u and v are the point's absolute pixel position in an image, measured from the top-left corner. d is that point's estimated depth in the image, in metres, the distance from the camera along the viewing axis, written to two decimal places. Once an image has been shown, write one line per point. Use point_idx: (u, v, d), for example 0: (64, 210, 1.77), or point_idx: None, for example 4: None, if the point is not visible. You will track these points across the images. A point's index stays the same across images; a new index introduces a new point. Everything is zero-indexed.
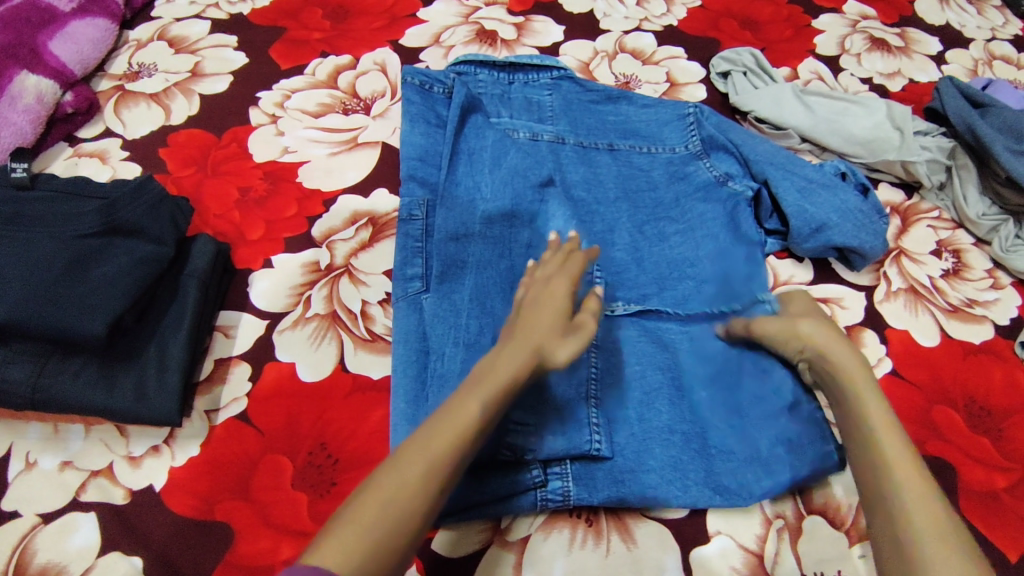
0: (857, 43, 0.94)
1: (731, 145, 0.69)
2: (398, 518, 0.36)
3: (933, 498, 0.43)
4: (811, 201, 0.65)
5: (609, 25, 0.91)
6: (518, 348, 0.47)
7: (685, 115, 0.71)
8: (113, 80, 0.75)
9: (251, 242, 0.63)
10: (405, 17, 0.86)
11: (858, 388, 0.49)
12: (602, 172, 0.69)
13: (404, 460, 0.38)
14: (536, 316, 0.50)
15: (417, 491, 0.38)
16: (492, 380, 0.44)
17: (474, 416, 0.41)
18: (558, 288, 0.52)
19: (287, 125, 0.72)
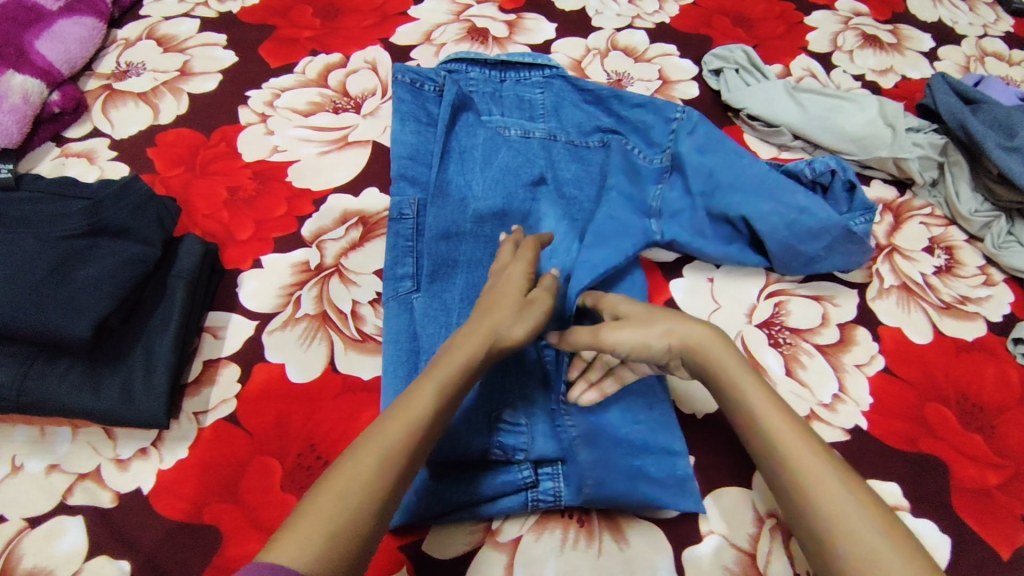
0: (850, 40, 0.94)
1: (706, 168, 0.67)
2: (357, 503, 0.39)
3: (838, 474, 0.42)
4: (791, 230, 0.64)
5: (601, 22, 0.90)
6: (470, 335, 0.49)
7: (671, 121, 0.70)
8: (101, 79, 0.74)
9: (240, 242, 0.62)
10: (396, 15, 0.86)
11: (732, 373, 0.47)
12: (586, 176, 0.69)
13: (359, 453, 0.40)
14: (491, 302, 0.52)
15: (373, 478, 0.40)
16: (449, 364, 0.47)
17: (428, 399, 0.44)
18: (514, 273, 0.54)
19: (277, 124, 0.72)
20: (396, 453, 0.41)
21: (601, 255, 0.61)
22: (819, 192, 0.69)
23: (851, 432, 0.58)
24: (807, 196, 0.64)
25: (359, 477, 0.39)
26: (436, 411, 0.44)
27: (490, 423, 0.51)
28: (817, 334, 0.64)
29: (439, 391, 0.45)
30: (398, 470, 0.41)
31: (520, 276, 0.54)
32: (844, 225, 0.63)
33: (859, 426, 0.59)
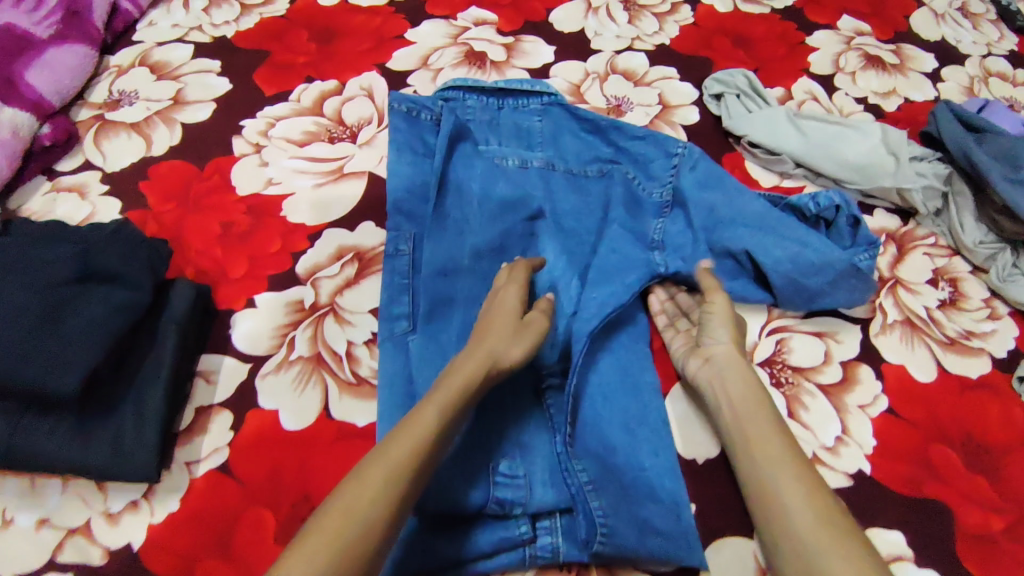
0: (852, 61, 0.93)
1: (708, 203, 0.66)
2: (360, 524, 0.38)
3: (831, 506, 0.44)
4: (795, 266, 0.63)
5: (600, 44, 0.89)
6: (468, 360, 0.49)
7: (673, 155, 0.69)
8: (93, 109, 0.73)
9: (234, 281, 0.61)
10: (393, 38, 0.85)
11: (749, 397, 0.52)
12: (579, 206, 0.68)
13: (362, 475, 0.40)
14: (488, 328, 0.53)
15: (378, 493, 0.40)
16: (448, 387, 0.47)
17: (429, 422, 0.44)
18: (508, 295, 0.56)
19: (271, 155, 0.71)
20: (399, 474, 0.41)
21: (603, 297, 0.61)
22: (822, 228, 0.68)
23: (854, 477, 0.57)
24: (807, 233, 0.64)
25: (362, 497, 0.39)
26: (437, 433, 0.44)
27: (487, 477, 0.51)
28: (820, 373, 0.63)
29: (442, 412, 0.45)
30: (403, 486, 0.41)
31: (513, 301, 0.55)
32: (848, 261, 0.62)
33: (862, 470, 0.58)
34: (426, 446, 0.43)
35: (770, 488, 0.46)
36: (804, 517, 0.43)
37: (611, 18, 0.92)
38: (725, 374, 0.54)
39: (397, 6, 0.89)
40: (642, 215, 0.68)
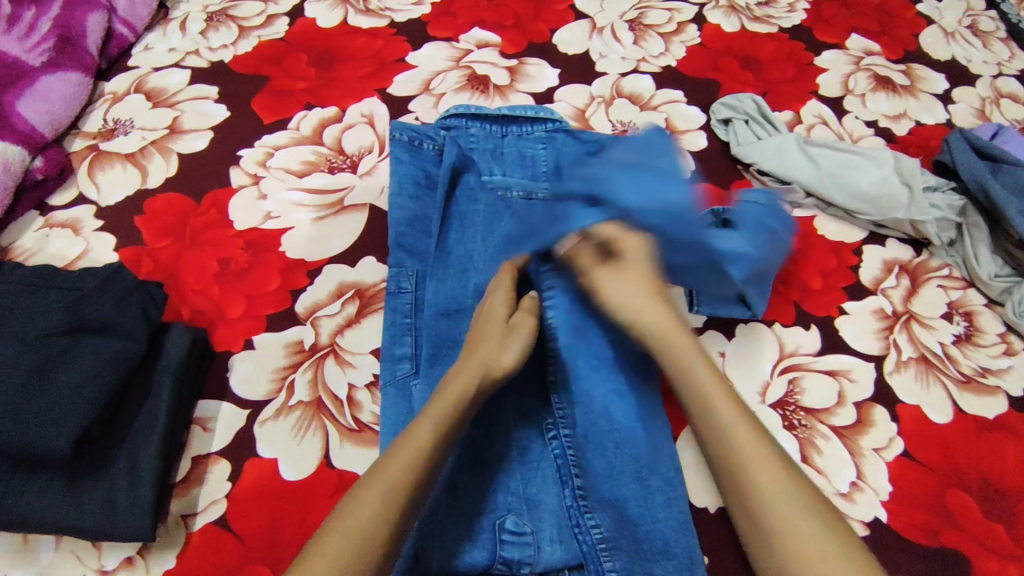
0: (861, 83, 0.91)
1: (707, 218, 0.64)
2: (363, 540, 0.38)
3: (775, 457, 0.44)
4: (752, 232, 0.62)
5: (605, 67, 0.87)
6: (460, 373, 0.49)
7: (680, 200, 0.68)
8: (88, 139, 0.71)
9: (231, 321, 0.60)
10: (394, 62, 0.83)
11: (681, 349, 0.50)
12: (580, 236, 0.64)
13: (362, 493, 0.40)
14: (477, 340, 0.52)
15: (381, 506, 0.39)
16: (442, 402, 0.46)
17: (425, 437, 0.43)
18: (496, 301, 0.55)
19: (270, 187, 0.69)
20: (398, 489, 0.40)
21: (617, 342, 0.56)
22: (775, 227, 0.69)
23: (870, 525, 0.56)
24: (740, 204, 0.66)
25: (362, 515, 0.39)
26: (435, 447, 0.43)
27: (492, 535, 0.49)
28: (833, 415, 0.61)
29: (437, 426, 0.44)
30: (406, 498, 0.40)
31: (506, 305, 0.55)
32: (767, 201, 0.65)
33: (878, 519, 0.56)
34: (426, 460, 0.42)
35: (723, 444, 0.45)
36: (762, 478, 0.43)
37: (617, 39, 0.91)
38: (648, 325, 0.52)
39: (397, 28, 0.87)
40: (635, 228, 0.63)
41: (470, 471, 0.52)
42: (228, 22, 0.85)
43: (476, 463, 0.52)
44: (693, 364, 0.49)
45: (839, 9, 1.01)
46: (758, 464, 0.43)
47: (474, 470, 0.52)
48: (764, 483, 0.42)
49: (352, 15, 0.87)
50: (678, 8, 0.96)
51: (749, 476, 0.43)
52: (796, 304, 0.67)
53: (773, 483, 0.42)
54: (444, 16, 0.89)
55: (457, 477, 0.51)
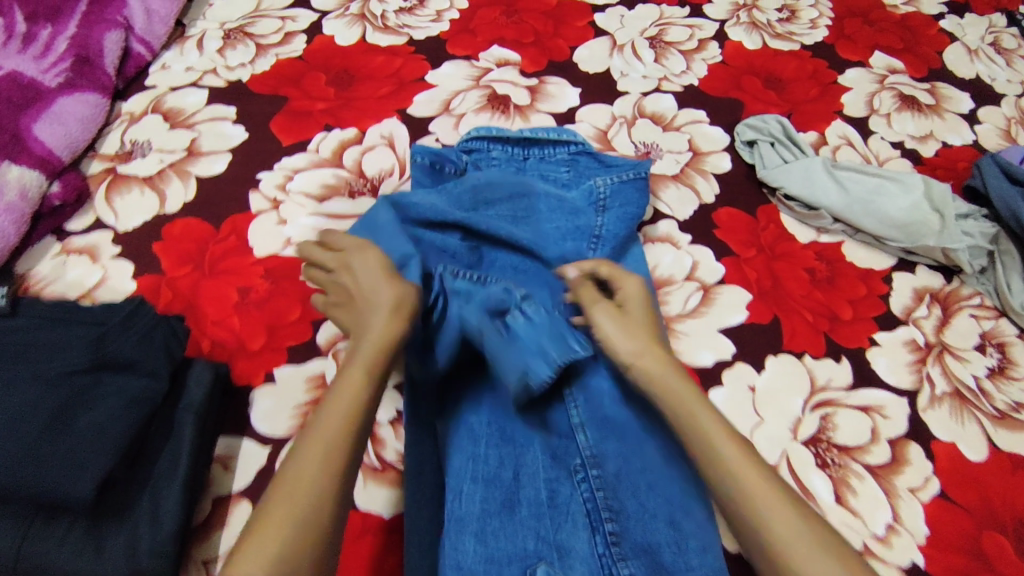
0: (886, 102, 0.90)
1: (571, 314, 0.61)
2: (309, 509, 0.39)
3: (750, 455, 0.45)
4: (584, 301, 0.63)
5: (627, 86, 0.86)
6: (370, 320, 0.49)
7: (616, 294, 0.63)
8: (105, 161, 0.70)
9: (251, 353, 0.58)
10: (413, 81, 0.82)
11: (658, 372, 0.49)
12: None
13: (300, 468, 0.40)
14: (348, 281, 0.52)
15: (331, 451, 0.41)
16: (368, 351, 0.47)
17: (356, 394, 0.44)
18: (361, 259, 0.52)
19: (289, 212, 0.68)
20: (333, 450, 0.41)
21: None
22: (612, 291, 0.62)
23: (908, 570, 0.54)
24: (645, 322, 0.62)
25: (300, 494, 0.39)
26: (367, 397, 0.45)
27: None
28: (867, 453, 0.59)
29: (366, 377, 0.45)
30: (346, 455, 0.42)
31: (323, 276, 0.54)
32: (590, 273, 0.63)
33: (916, 563, 0.55)
34: (363, 402, 0.44)
35: (716, 458, 0.45)
36: (748, 480, 0.43)
37: (637, 57, 0.90)
38: (636, 331, 0.51)
39: (416, 46, 0.86)
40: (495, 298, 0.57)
41: (497, 514, 0.50)
42: (246, 40, 0.84)
43: (504, 505, 0.50)
44: (692, 404, 0.47)
45: (860, 26, 1.00)
46: (754, 488, 0.43)
47: (501, 513, 0.50)
48: (782, 533, 0.41)
49: (370, 32, 0.87)
50: (699, 25, 0.96)
51: (757, 515, 0.42)
52: (825, 335, 0.66)
53: (753, 473, 0.44)
54: (463, 33, 0.88)
55: (486, 522, 0.49)
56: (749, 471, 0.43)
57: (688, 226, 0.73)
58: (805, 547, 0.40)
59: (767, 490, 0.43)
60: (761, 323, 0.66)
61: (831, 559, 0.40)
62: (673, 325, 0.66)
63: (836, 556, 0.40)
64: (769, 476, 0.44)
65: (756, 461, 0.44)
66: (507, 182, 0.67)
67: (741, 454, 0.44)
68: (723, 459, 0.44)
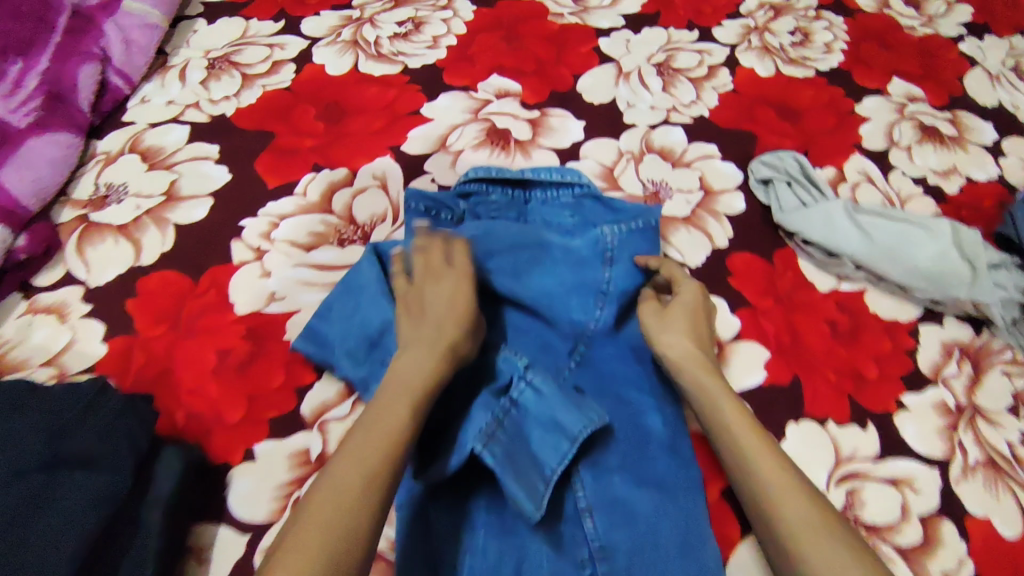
0: (906, 134, 0.85)
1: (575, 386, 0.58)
2: (347, 520, 0.37)
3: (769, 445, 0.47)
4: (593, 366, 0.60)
5: (634, 117, 0.82)
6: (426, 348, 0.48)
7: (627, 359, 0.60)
8: (77, 207, 0.66)
9: (230, 426, 0.54)
10: (408, 114, 0.78)
11: (690, 359, 0.54)
12: (600, 327, 0.60)
13: (345, 470, 0.39)
14: (425, 302, 0.51)
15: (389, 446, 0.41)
16: (411, 382, 0.45)
17: (402, 417, 0.43)
18: (445, 291, 0.52)
19: (274, 263, 0.63)
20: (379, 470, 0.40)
21: (623, 410, 0.56)
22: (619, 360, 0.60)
23: None
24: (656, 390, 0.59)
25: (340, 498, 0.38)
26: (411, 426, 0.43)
27: None
28: (897, 532, 0.56)
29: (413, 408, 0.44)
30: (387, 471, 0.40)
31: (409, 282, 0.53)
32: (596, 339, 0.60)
33: None
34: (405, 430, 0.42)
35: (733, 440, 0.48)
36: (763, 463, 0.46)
37: (645, 85, 0.85)
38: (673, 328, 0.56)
39: (411, 75, 0.82)
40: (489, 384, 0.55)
41: None
42: (231, 70, 0.79)
43: None
44: (715, 394, 0.51)
45: (877, 49, 0.95)
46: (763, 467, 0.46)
47: None
48: (793, 515, 0.43)
49: (362, 61, 0.82)
50: (709, 50, 0.91)
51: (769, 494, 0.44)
52: (847, 397, 0.62)
53: (769, 456, 0.46)
54: (461, 61, 0.84)
55: None
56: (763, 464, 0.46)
57: (701, 274, 0.69)
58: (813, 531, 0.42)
59: (782, 474, 0.45)
60: (780, 385, 0.62)
61: (842, 545, 0.40)
62: None
63: (842, 542, 0.41)
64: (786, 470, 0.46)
65: (770, 445, 0.47)
66: (506, 231, 0.62)
67: (758, 439, 0.47)
68: (738, 441, 0.48)
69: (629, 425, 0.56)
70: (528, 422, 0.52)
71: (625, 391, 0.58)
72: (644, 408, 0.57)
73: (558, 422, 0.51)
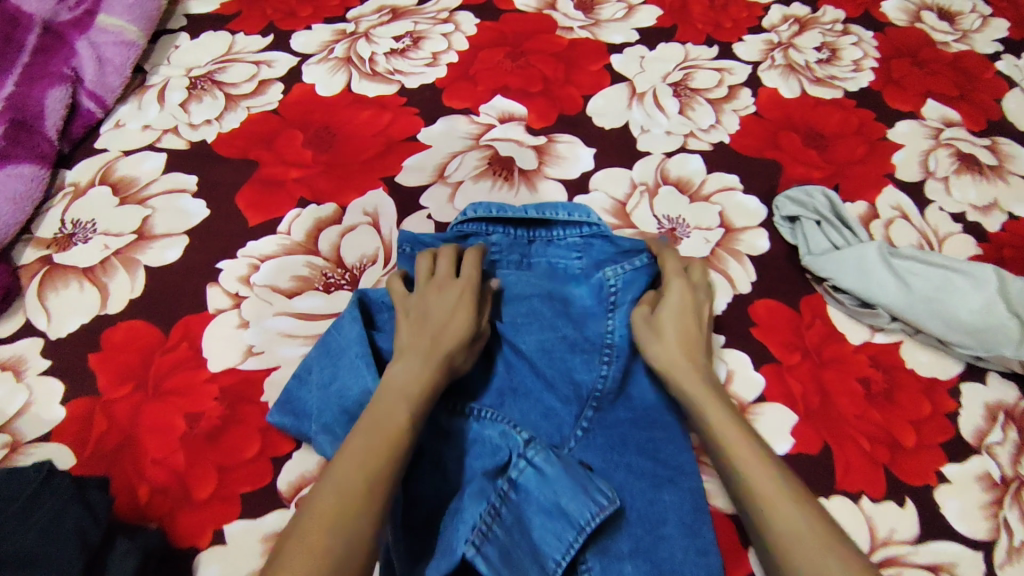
0: (943, 163, 0.78)
1: (578, 459, 0.52)
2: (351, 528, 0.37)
3: (757, 448, 0.45)
4: (603, 432, 0.54)
5: (648, 144, 0.75)
6: (418, 350, 0.47)
7: (642, 426, 0.54)
8: (40, 247, 0.60)
9: (198, 505, 0.49)
10: (403, 141, 0.72)
11: (676, 360, 0.51)
12: (609, 385, 0.55)
13: (340, 471, 0.39)
14: (425, 309, 0.49)
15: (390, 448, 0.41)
16: (406, 386, 0.44)
17: (401, 419, 0.42)
18: (449, 296, 0.50)
19: (253, 312, 0.58)
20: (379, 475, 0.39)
21: (635, 487, 0.51)
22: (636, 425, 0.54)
23: None
24: (682, 465, 0.52)
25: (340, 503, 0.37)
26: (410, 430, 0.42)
27: None
28: None
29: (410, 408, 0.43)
30: (387, 470, 0.40)
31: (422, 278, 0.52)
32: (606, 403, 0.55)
33: None
34: (400, 428, 0.42)
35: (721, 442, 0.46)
36: (749, 464, 0.44)
37: (660, 108, 0.79)
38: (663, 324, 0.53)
39: (408, 96, 0.76)
40: (486, 463, 0.50)
41: None
42: (213, 89, 0.73)
43: None
44: (702, 396, 0.49)
45: (910, 68, 0.87)
46: (751, 470, 0.44)
47: None
48: (781, 524, 0.41)
49: (355, 80, 0.76)
50: (729, 68, 0.84)
51: (757, 498, 0.43)
52: (882, 469, 0.57)
53: (755, 458, 0.44)
54: (461, 81, 0.77)
55: None
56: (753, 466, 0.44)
57: (721, 325, 0.63)
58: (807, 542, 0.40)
59: (771, 482, 0.43)
60: (809, 455, 0.57)
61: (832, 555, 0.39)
62: (703, 457, 0.56)
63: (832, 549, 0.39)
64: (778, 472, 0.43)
65: (758, 447, 0.45)
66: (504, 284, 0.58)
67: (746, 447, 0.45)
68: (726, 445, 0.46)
69: (643, 505, 0.50)
70: (529, 506, 0.48)
71: (636, 461, 0.52)
72: (659, 483, 0.51)
73: (563, 509, 0.47)
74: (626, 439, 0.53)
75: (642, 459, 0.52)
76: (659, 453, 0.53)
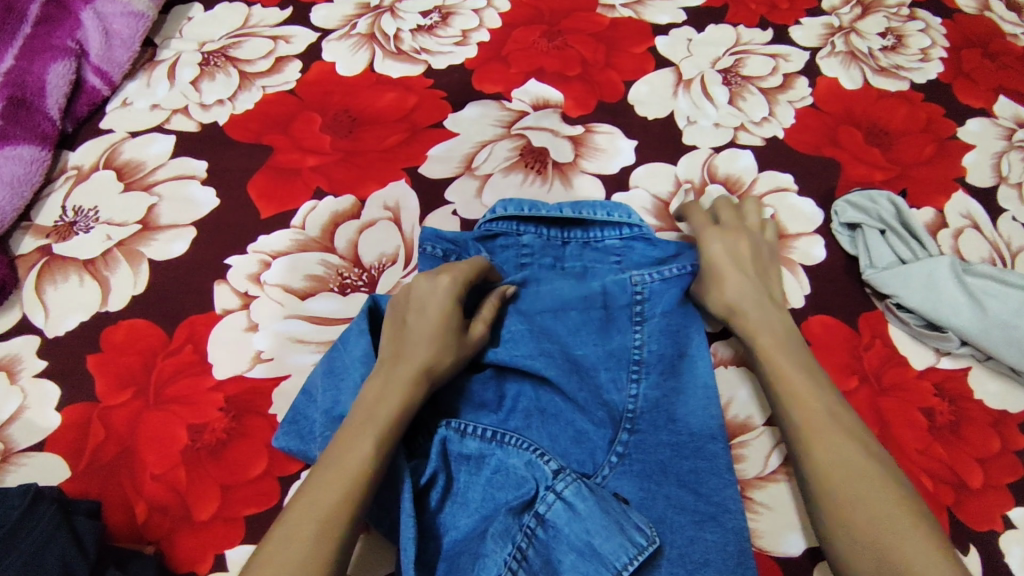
0: (1018, 167, 0.70)
1: (613, 489, 0.47)
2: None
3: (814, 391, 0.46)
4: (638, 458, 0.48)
5: (695, 137, 0.69)
6: (395, 373, 0.43)
7: (683, 451, 0.49)
8: (39, 236, 0.57)
9: (198, 526, 0.46)
10: (429, 128, 0.66)
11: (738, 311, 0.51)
12: (641, 406, 0.50)
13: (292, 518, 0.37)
14: (409, 323, 0.45)
15: (348, 486, 0.38)
16: (374, 418, 0.40)
17: (363, 456, 0.39)
18: (433, 305, 0.46)
19: (263, 314, 0.54)
20: (329, 524, 0.36)
21: (676, 522, 0.46)
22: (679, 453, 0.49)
23: None
24: (725, 505, 0.47)
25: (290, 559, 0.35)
26: (372, 464, 0.39)
27: None
28: None
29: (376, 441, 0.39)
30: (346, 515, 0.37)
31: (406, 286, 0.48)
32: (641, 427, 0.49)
33: None
34: (362, 465, 0.39)
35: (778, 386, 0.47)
36: (805, 409, 0.45)
37: (709, 97, 0.72)
38: (724, 279, 0.52)
39: (436, 78, 0.70)
40: (512, 495, 0.46)
41: None
42: (227, 66, 0.68)
43: None
44: (763, 339, 0.49)
45: (980, 60, 0.79)
46: (803, 407, 0.45)
47: None
48: (830, 464, 0.42)
49: (379, 59, 0.70)
50: (785, 54, 0.77)
51: (808, 441, 0.44)
52: (944, 512, 0.52)
53: (810, 398, 0.46)
54: (493, 62, 0.71)
55: None
56: (807, 400, 0.45)
57: None
58: (855, 479, 0.42)
59: (824, 421, 0.44)
60: None
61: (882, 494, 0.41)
62: (749, 492, 0.50)
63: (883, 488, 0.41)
64: (831, 410, 0.45)
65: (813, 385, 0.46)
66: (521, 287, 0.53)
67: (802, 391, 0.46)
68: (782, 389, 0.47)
69: (682, 543, 0.45)
70: (558, 545, 0.44)
71: (676, 493, 0.47)
72: (700, 519, 0.46)
73: (596, 549, 0.43)
74: (667, 465, 0.48)
75: (685, 493, 0.47)
76: (702, 483, 0.47)
